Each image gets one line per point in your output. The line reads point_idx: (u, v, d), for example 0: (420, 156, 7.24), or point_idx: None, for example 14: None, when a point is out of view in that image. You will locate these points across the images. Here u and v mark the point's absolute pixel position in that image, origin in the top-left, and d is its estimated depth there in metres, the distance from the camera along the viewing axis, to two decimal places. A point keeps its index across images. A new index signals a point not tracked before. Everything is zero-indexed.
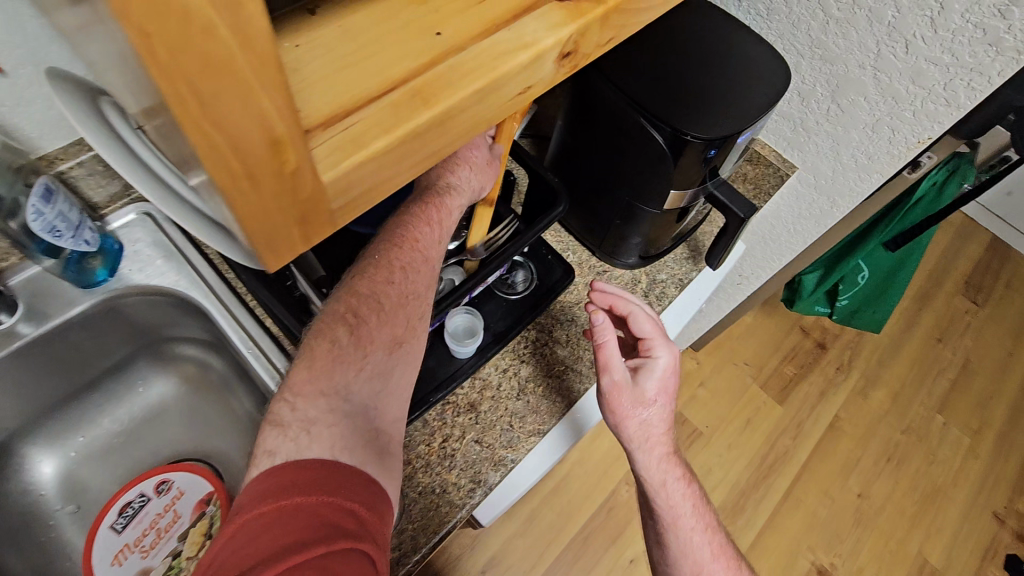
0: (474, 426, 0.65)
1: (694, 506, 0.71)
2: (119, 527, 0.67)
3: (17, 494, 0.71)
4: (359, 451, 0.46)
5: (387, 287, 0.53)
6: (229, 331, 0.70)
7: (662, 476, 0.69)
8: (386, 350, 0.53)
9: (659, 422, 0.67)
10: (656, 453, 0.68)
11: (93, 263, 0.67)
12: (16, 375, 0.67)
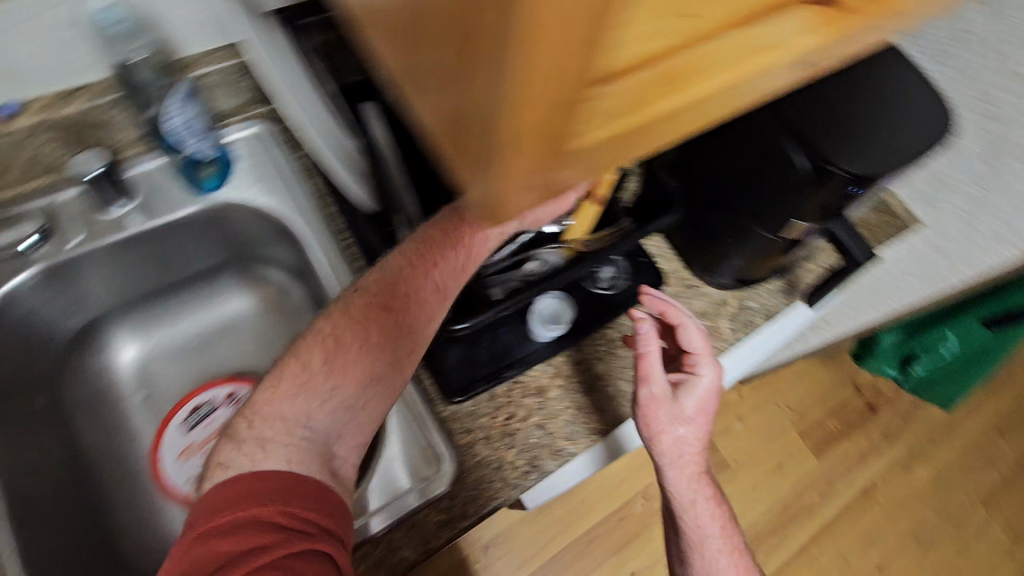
0: (539, 410, 0.65)
1: (727, 539, 0.68)
2: (188, 426, 0.71)
3: (94, 371, 0.75)
4: (312, 464, 0.51)
5: (392, 319, 0.56)
6: (319, 266, 0.70)
7: (693, 503, 0.66)
8: (360, 389, 0.56)
9: (691, 449, 0.65)
10: (686, 481, 0.66)
11: (204, 170, 0.69)
12: (114, 262, 0.70)
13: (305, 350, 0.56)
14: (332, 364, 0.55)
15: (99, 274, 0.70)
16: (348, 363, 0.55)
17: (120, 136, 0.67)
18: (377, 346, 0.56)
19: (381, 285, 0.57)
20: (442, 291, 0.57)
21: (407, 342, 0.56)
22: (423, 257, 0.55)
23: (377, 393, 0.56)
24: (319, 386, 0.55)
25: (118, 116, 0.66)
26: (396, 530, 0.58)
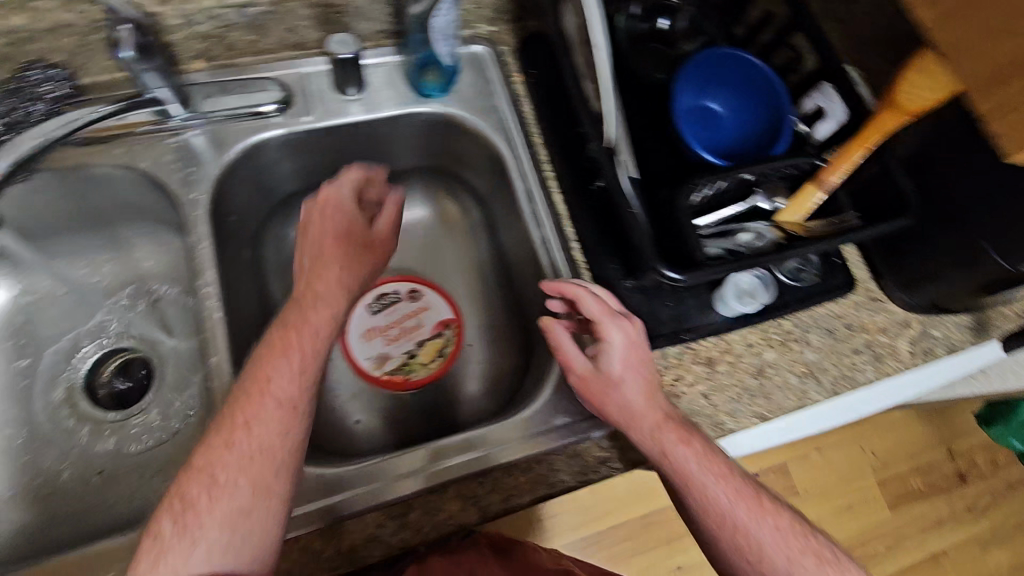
0: (707, 380, 0.65)
1: (782, 535, 0.49)
2: (372, 309, 0.75)
3: (271, 241, 0.77)
4: (230, 526, 0.45)
5: (259, 426, 0.48)
6: (517, 191, 0.70)
7: (707, 507, 0.50)
8: (226, 529, 0.45)
9: (657, 432, 0.53)
10: (685, 476, 0.51)
11: (432, 74, 0.71)
12: (326, 143, 0.72)
13: (157, 519, 0.46)
14: (194, 519, 0.45)
15: (312, 153, 0.73)
16: (203, 509, 0.45)
17: (366, 28, 0.69)
18: (245, 467, 0.47)
19: (246, 399, 0.49)
20: (314, 372, 0.53)
21: (290, 414, 0.50)
22: (294, 309, 0.56)
23: (253, 519, 0.46)
24: (176, 546, 0.44)
25: (370, 5, 0.66)
26: (557, 456, 0.60)
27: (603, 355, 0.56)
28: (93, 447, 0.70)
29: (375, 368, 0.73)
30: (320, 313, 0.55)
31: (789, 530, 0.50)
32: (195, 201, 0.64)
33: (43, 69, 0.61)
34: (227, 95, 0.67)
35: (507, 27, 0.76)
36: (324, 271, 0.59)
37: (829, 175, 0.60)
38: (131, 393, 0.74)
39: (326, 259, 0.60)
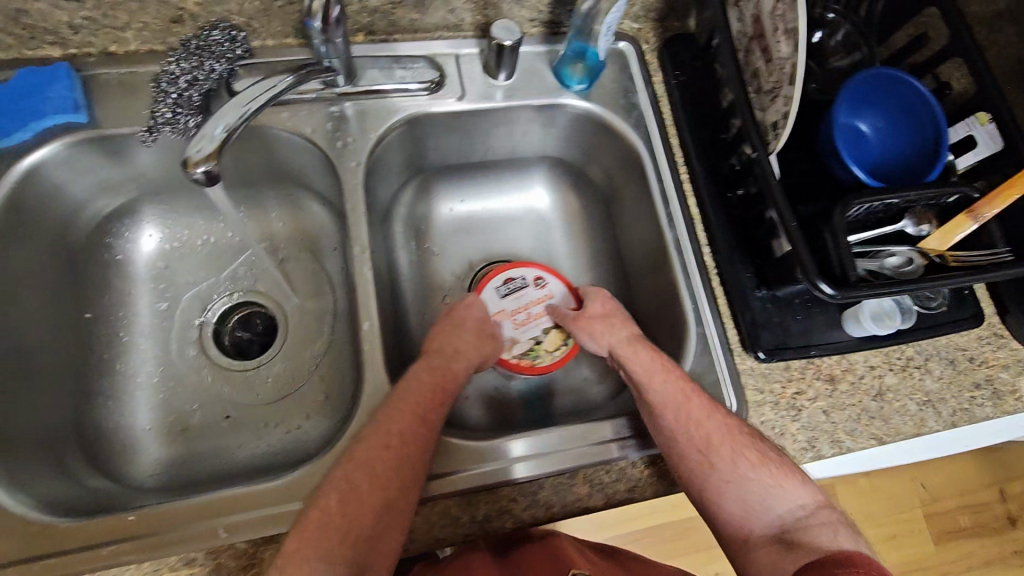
0: (828, 396, 0.66)
1: (735, 434, 0.57)
2: (500, 292, 0.72)
3: (400, 214, 0.78)
4: (377, 489, 0.51)
5: (410, 431, 0.54)
6: (654, 188, 0.71)
7: (670, 406, 0.58)
8: (376, 513, 0.50)
9: (638, 351, 0.62)
10: (647, 375, 0.60)
11: (580, 69, 0.72)
12: (468, 124, 0.73)
13: (321, 495, 0.50)
14: (349, 506, 0.50)
15: (453, 132, 0.74)
16: (362, 496, 0.50)
17: (520, 15, 0.71)
18: (393, 463, 0.52)
19: (398, 407, 0.55)
20: (452, 392, 0.60)
21: (422, 428, 0.55)
22: (436, 360, 0.61)
23: (396, 512, 0.51)
24: (334, 520, 0.49)
25: None
26: None
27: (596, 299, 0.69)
28: (227, 392, 0.73)
29: (507, 354, 0.69)
30: (460, 365, 0.62)
31: (733, 426, 0.58)
32: (354, 168, 0.67)
33: (225, 29, 0.63)
34: (386, 67, 0.69)
35: (651, 25, 0.77)
36: (458, 347, 0.63)
37: (986, 208, 0.59)
38: (256, 345, 0.76)
39: (461, 336, 0.64)
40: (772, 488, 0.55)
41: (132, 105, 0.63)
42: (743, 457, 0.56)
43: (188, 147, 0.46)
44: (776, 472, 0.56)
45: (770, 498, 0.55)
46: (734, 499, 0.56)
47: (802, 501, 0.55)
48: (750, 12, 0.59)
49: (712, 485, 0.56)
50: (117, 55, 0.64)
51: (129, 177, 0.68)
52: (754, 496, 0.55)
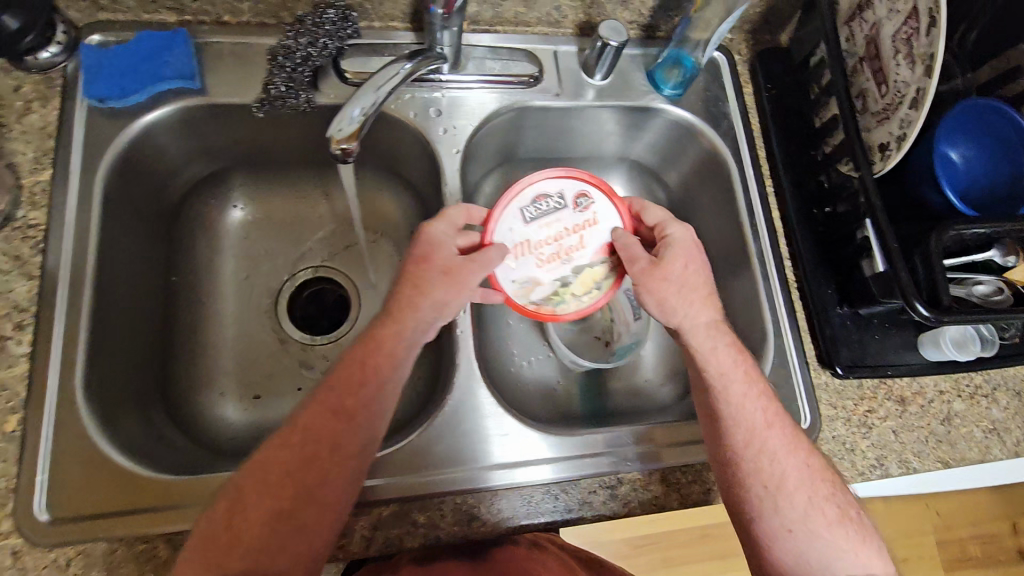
0: (898, 417, 0.67)
1: (812, 478, 0.54)
2: (527, 215, 0.61)
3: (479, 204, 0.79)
4: (290, 480, 0.48)
5: (327, 427, 0.50)
6: (740, 198, 0.71)
7: (745, 427, 0.55)
8: (268, 524, 0.47)
9: (722, 356, 0.57)
10: (724, 386, 0.56)
11: (674, 75, 0.73)
12: (560, 118, 0.74)
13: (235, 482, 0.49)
14: (239, 519, 0.47)
15: (543, 125, 0.75)
16: (251, 512, 0.47)
17: (620, 17, 0.73)
18: (293, 470, 0.48)
19: (321, 403, 0.51)
20: (383, 380, 0.53)
21: (353, 412, 0.51)
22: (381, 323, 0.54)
23: (299, 522, 0.48)
24: (223, 532, 0.46)
25: None
26: None
27: (675, 257, 0.57)
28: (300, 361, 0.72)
29: (524, 297, 0.60)
30: (409, 321, 0.54)
31: (813, 468, 0.55)
32: (454, 155, 0.68)
33: (338, 9, 0.64)
34: (490, 57, 0.70)
35: (743, 37, 0.78)
36: (404, 304, 0.54)
37: None
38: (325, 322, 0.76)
39: (407, 285, 0.54)
40: (837, 548, 0.52)
41: (244, 75, 0.64)
42: (823, 514, 0.53)
43: (329, 125, 0.48)
44: (848, 533, 0.53)
45: (832, 560, 0.52)
46: (791, 550, 0.53)
47: (864, 566, 0.53)
48: (862, 34, 0.61)
49: (769, 532, 0.53)
50: (229, 25, 0.65)
51: (228, 145, 0.69)
52: (815, 553, 0.52)
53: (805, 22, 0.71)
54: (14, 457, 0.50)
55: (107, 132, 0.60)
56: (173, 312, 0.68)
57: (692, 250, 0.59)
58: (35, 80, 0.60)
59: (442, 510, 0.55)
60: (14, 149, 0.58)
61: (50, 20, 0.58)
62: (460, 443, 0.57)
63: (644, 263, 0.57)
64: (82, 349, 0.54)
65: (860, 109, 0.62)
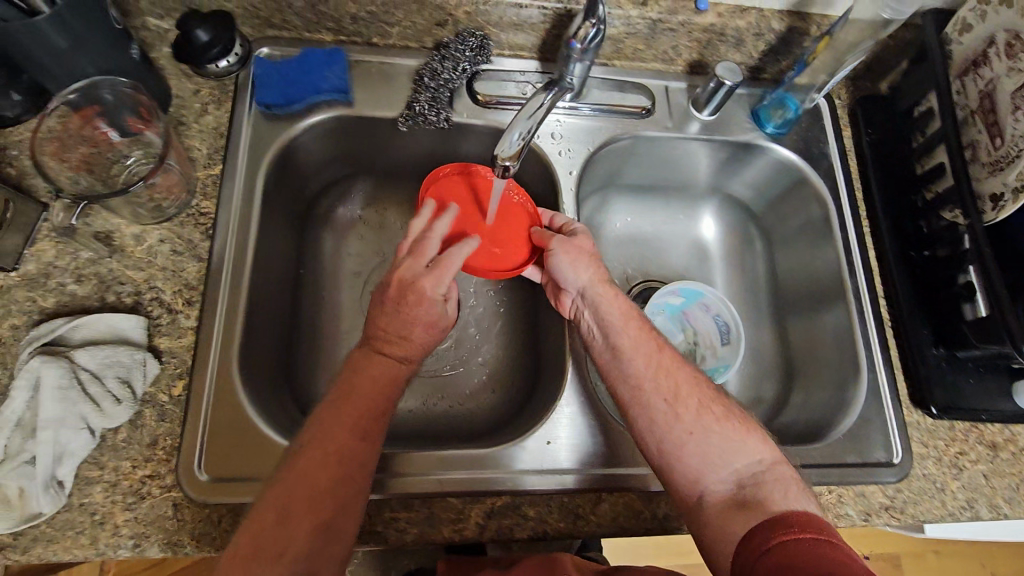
0: (989, 461, 0.67)
1: (699, 390, 0.57)
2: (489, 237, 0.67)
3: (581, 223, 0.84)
4: (307, 487, 0.47)
5: (348, 434, 0.50)
6: (837, 237, 0.75)
7: (642, 352, 0.59)
8: (310, 538, 0.45)
9: (606, 288, 0.63)
10: (623, 323, 0.61)
11: (779, 115, 0.76)
12: (667, 149, 0.79)
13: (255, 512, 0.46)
14: (281, 527, 0.45)
15: (650, 154, 0.80)
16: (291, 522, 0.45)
17: (731, 58, 0.77)
18: (321, 475, 0.47)
19: (333, 409, 0.52)
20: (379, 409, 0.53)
21: (365, 419, 0.51)
22: (367, 354, 0.57)
23: (333, 529, 0.46)
24: (263, 544, 0.44)
25: (752, 41, 0.73)
26: (845, 490, 0.65)
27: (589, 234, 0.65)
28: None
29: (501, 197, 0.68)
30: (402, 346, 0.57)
31: (699, 382, 0.58)
32: (568, 175, 0.73)
33: (479, 38, 0.70)
34: (610, 91, 0.76)
35: (844, 83, 0.81)
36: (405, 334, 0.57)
37: None
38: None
39: (400, 322, 0.57)
40: (734, 442, 0.54)
41: (388, 92, 0.71)
42: (711, 412, 0.56)
43: (497, 145, 0.55)
44: (734, 426, 0.55)
45: (734, 455, 0.54)
46: (694, 453, 0.54)
47: (759, 456, 0.54)
48: (976, 89, 0.64)
49: (673, 440, 0.55)
50: (377, 46, 0.72)
51: (361, 152, 0.75)
52: (713, 451, 0.54)
53: (910, 72, 0.74)
54: (178, 418, 0.56)
55: (268, 135, 0.67)
56: (298, 301, 0.73)
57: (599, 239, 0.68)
58: (211, 85, 0.67)
59: (550, 505, 0.59)
60: (191, 145, 0.65)
61: (232, 39, 0.66)
62: (569, 447, 0.62)
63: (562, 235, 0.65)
64: (238, 324, 0.60)
65: (969, 159, 0.65)
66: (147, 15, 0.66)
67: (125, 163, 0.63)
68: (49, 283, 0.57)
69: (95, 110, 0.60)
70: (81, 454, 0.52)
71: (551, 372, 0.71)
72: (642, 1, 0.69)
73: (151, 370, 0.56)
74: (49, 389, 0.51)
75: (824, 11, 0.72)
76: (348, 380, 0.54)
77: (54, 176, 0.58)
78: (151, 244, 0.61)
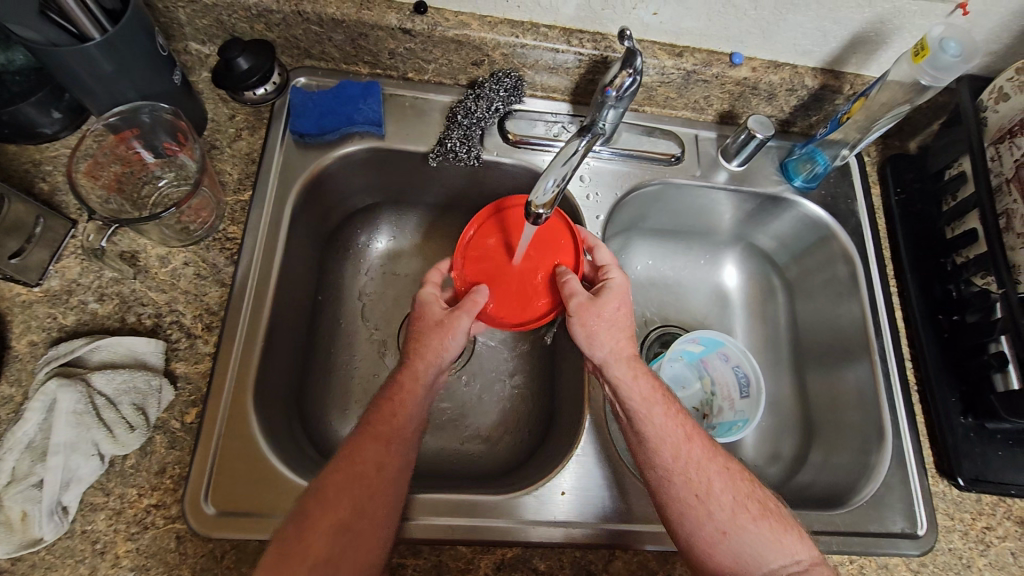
0: (1018, 538, 0.64)
1: (733, 481, 0.56)
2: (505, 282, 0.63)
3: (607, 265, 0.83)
4: (344, 510, 0.49)
5: (382, 458, 0.52)
6: (864, 295, 0.74)
7: (670, 443, 0.56)
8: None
9: (630, 368, 0.60)
10: (647, 410, 0.58)
11: (808, 169, 0.76)
12: (695, 197, 0.79)
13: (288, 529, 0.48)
14: (303, 532, 0.48)
15: (679, 201, 0.79)
16: (314, 528, 0.48)
17: (762, 111, 0.77)
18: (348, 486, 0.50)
19: (367, 437, 0.53)
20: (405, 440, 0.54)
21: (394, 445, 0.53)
22: (404, 376, 0.56)
23: (355, 532, 0.49)
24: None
25: (785, 96, 0.74)
26: (866, 560, 0.63)
27: (614, 297, 0.61)
28: None
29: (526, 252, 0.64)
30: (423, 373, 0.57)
31: (733, 472, 0.57)
32: (595, 220, 0.73)
33: (515, 79, 0.70)
34: (640, 135, 0.77)
35: (875, 140, 0.81)
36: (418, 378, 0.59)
37: None
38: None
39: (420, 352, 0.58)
40: (770, 543, 0.53)
41: (420, 127, 0.71)
42: (745, 510, 0.55)
43: (532, 192, 0.56)
44: (771, 524, 0.54)
45: (767, 553, 0.53)
46: (730, 552, 0.53)
47: (796, 555, 0.54)
48: (1012, 158, 0.64)
49: (707, 536, 0.54)
50: (412, 81, 0.73)
51: (388, 183, 0.76)
52: (748, 551, 0.53)
53: (942, 134, 0.74)
54: (189, 447, 0.54)
55: (299, 163, 0.67)
56: (316, 328, 0.72)
57: (626, 294, 0.63)
58: (246, 111, 0.68)
59: (562, 561, 0.57)
60: (223, 170, 0.65)
61: (272, 69, 0.66)
62: (576, 499, 0.60)
63: (584, 296, 0.60)
64: (256, 351, 0.59)
65: (1003, 228, 0.64)
66: (189, 40, 0.68)
67: (157, 185, 0.64)
68: (70, 300, 0.57)
69: (132, 132, 0.61)
70: (88, 480, 0.51)
71: (567, 420, 0.69)
72: (678, 52, 0.70)
73: (165, 397, 0.55)
74: (64, 415, 0.50)
75: (858, 71, 0.72)
76: (381, 407, 0.55)
77: (87, 195, 0.58)
78: (175, 267, 0.61)
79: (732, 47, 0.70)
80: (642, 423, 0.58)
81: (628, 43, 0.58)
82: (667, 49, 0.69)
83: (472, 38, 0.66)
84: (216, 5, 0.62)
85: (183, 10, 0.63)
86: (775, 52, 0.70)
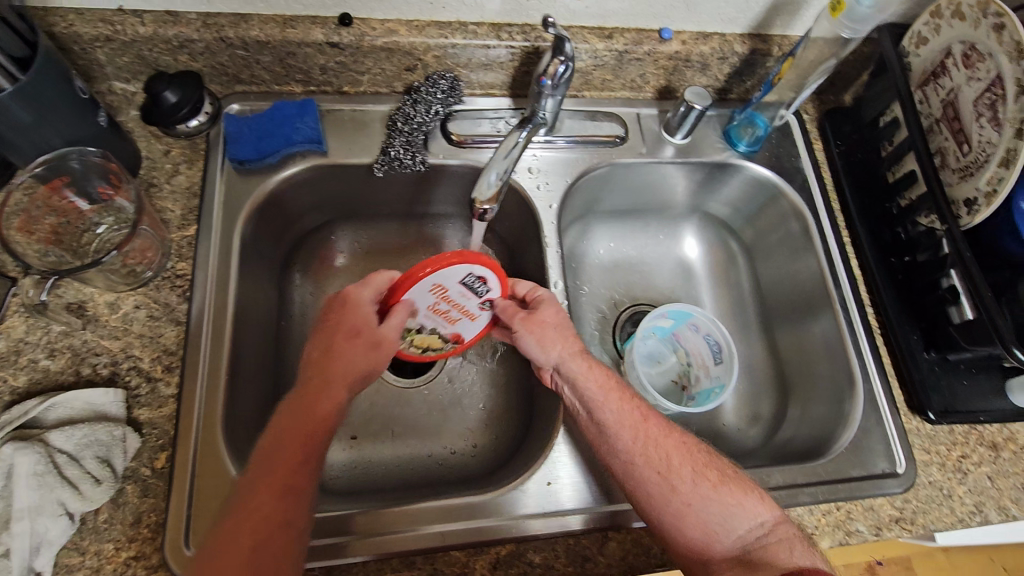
0: (993, 462, 0.66)
1: (691, 454, 0.57)
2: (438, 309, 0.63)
3: (569, 253, 0.83)
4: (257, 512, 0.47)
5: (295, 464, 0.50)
6: (819, 248, 0.75)
7: (629, 427, 0.58)
8: None
9: (581, 361, 0.61)
10: (603, 397, 0.59)
11: (749, 133, 0.77)
12: (647, 173, 0.79)
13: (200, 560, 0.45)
14: None
15: (632, 180, 0.80)
16: None
17: (698, 82, 0.78)
18: (256, 525, 0.46)
19: (284, 424, 0.52)
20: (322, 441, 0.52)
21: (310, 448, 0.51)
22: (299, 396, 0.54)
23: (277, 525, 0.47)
24: None
25: (718, 65, 0.75)
26: (853, 505, 0.64)
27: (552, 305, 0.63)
28: (391, 403, 0.74)
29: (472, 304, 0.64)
30: (336, 382, 0.54)
31: (692, 447, 0.58)
32: (549, 209, 0.73)
33: (450, 79, 0.70)
34: (583, 121, 0.77)
35: (811, 98, 0.83)
36: (348, 355, 0.56)
37: None
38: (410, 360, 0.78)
39: (334, 356, 0.56)
40: (731, 509, 0.54)
41: (362, 139, 0.70)
42: (705, 479, 0.55)
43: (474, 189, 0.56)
44: (730, 490, 0.55)
45: (733, 518, 0.54)
46: (697, 523, 0.54)
47: (760, 518, 0.54)
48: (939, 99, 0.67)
49: (673, 511, 0.54)
50: (348, 94, 0.72)
51: (337, 200, 0.75)
52: (714, 518, 0.54)
53: (873, 84, 0.76)
54: (162, 493, 0.53)
55: (242, 191, 0.66)
56: (283, 354, 0.71)
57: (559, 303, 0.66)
58: (181, 144, 0.67)
59: (557, 550, 0.57)
60: (165, 208, 0.64)
61: (201, 98, 0.65)
62: (568, 488, 0.60)
63: (523, 312, 0.63)
64: (221, 385, 0.58)
65: (939, 166, 0.67)
66: (112, 79, 0.66)
67: (97, 232, 0.62)
68: (20, 360, 0.55)
69: (63, 180, 0.59)
70: (59, 542, 0.49)
71: (546, 410, 0.69)
72: (608, 34, 0.70)
73: (132, 445, 0.54)
74: (24, 478, 0.48)
75: (784, 32, 0.73)
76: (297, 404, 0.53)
77: (22, 251, 0.56)
78: (126, 312, 0.59)
79: (660, 23, 0.71)
80: (596, 412, 0.59)
81: (554, 30, 0.56)
82: (597, 32, 0.70)
83: (401, 45, 0.66)
84: (135, 40, 0.61)
85: (101, 49, 0.62)
86: (701, 23, 0.71)
